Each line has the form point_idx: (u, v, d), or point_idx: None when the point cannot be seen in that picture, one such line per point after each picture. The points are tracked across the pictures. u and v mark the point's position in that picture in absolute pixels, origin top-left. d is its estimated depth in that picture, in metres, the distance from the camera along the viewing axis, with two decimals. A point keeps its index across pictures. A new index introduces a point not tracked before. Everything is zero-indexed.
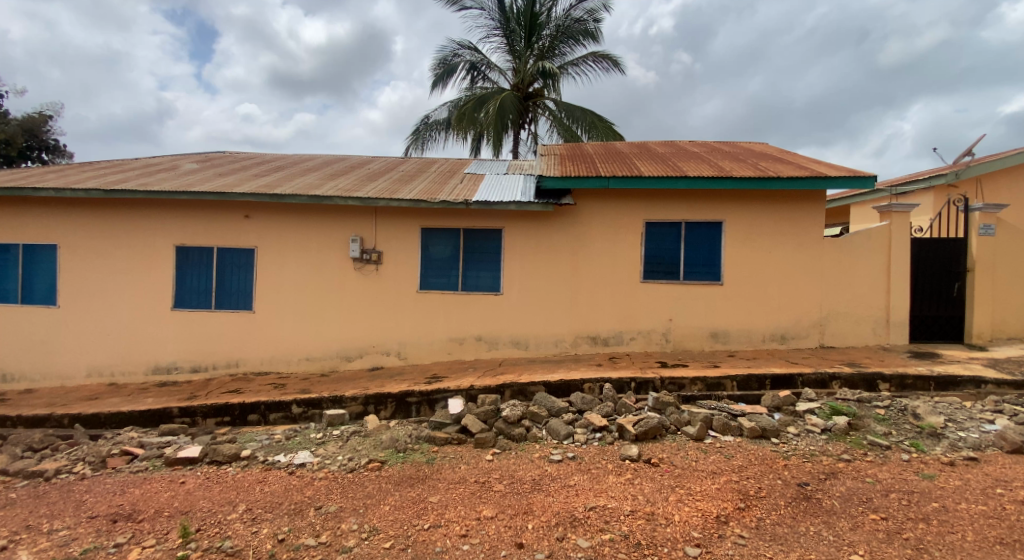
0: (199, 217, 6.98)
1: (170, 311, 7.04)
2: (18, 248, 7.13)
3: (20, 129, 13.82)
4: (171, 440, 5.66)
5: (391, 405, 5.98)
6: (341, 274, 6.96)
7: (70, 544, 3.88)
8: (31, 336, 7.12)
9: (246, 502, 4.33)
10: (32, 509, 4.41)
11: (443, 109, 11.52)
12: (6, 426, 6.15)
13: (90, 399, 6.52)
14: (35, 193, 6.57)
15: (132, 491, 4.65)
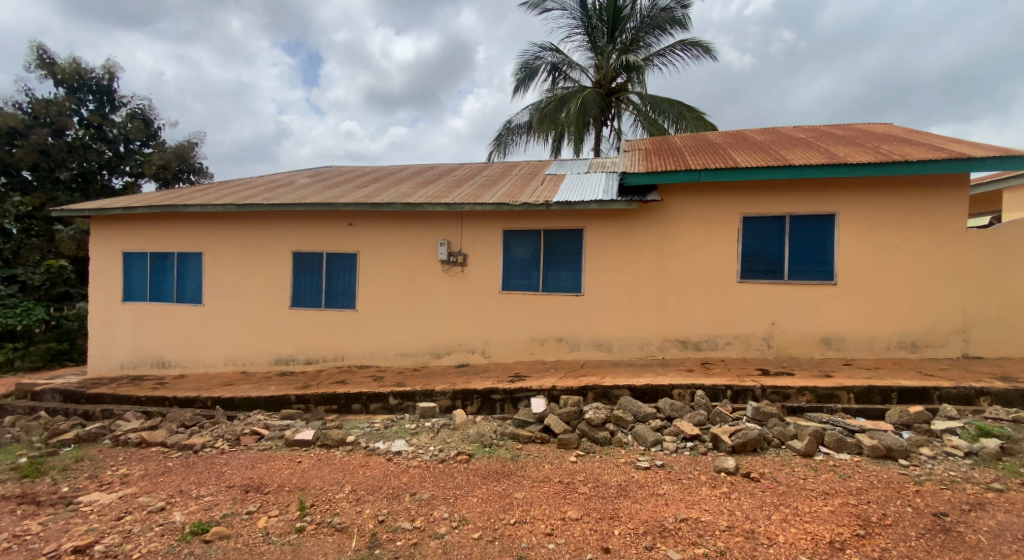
0: (311, 226, 7.74)
1: (288, 309, 7.86)
2: (174, 256, 8.38)
3: (174, 156, 16.39)
4: (288, 424, 6.29)
5: (477, 401, 6.20)
6: (430, 276, 7.30)
7: (213, 510, 4.46)
8: (183, 330, 8.34)
9: (351, 483, 4.71)
10: (185, 477, 5.16)
11: (525, 113, 11.62)
12: (164, 406, 7.24)
13: (227, 385, 7.50)
14: (186, 208, 7.70)
15: (259, 466, 5.25)
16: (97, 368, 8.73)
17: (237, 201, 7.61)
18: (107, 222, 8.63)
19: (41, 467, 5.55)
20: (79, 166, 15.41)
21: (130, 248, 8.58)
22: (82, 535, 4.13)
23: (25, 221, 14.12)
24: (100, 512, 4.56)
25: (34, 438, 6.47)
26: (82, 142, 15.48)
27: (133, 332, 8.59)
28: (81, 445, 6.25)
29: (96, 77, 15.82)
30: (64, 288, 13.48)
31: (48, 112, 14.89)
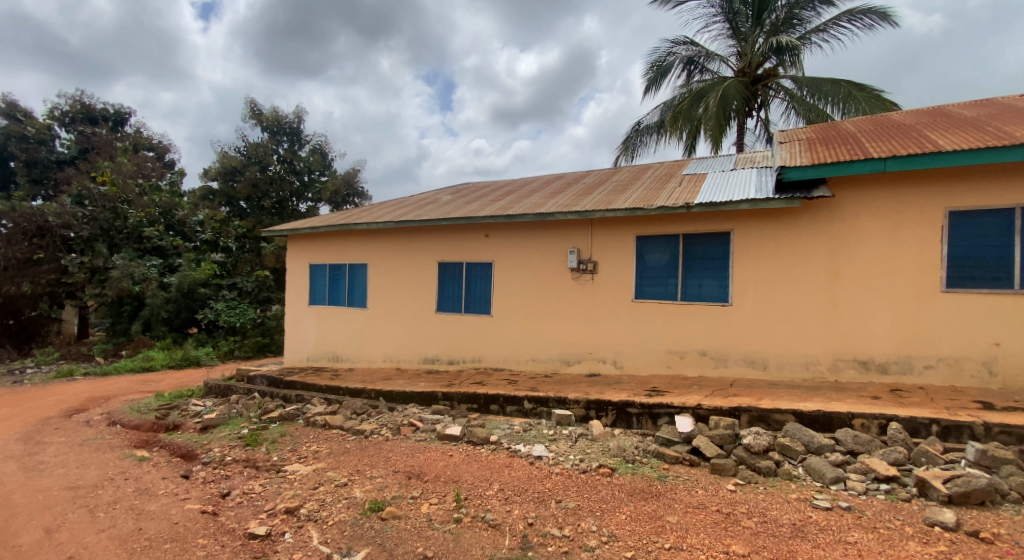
0: (453, 237, 8.02)
1: (434, 314, 8.23)
2: (346, 268, 9.21)
3: (343, 181, 19.37)
4: (439, 418, 6.61)
5: (612, 413, 5.94)
6: (561, 282, 7.12)
7: (385, 491, 4.90)
8: (347, 330, 9.19)
9: (499, 481, 4.80)
10: (360, 458, 5.75)
11: (655, 113, 11.03)
12: (339, 394, 8.00)
13: (387, 379, 8.06)
14: (355, 225, 8.60)
15: (418, 455, 5.64)
16: (289, 359, 9.94)
17: (395, 218, 8.27)
18: (295, 240, 9.88)
19: (259, 437, 6.79)
20: (277, 195, 18.64)
21: (314, 261, 9.67)
22: (290, 498, 4.94)
23: (241, 241, 17.74)
24: (301, 481, 5.36)
25: (251, 414, 7.77)
26: (279, 175, 18.62)
27: (316, 329, 9.57)
28: (282, 423, 7.35)
29: (289, 121, 18.89)
30: (266, 293, 16.92)
31: (257, 153, 18.28)
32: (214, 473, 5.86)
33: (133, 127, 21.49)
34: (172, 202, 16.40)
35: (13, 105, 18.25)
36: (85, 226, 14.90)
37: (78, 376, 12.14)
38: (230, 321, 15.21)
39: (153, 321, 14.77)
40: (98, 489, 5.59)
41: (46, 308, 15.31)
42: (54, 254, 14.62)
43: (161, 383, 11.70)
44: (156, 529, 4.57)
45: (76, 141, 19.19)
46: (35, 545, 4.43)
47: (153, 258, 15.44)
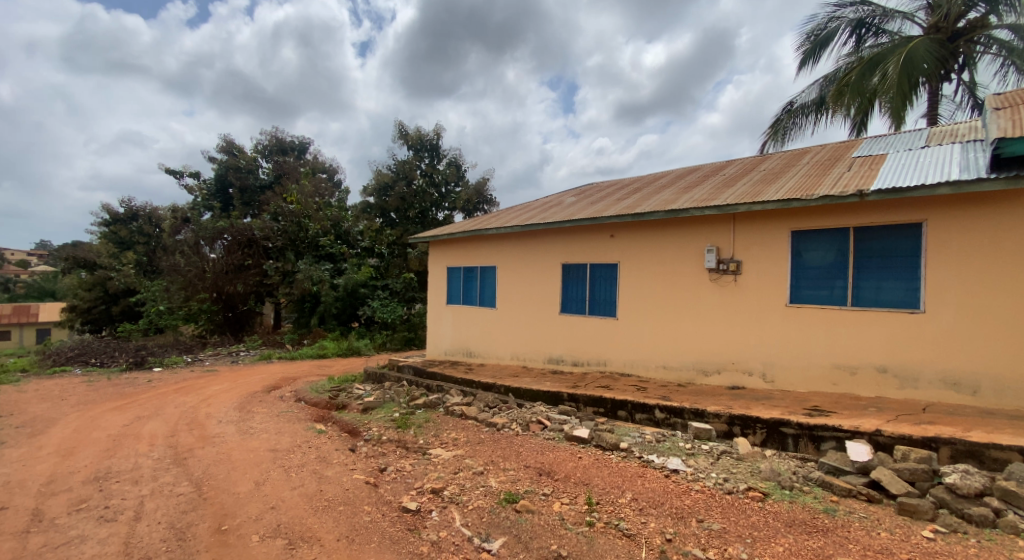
0: (578, 238, 7.74)
1: (558, 316, 8.03)
2: (478, 271, 9.42)
3: (475, 191, 20.12)
4: (566, 419, 6.42)
5: (762, 432, 5.22)
6: (697, 283, 6.48)
7: (518, 484, 4.96)
8: (477, 328, 9.39)
9: (632, 490, 4.54)
10: (493, 450, 5.86)
11: (813, 89, 9.84)
12: (472, 387, 8.18)
13: (515, 376, 8.05)
14: (484, 230, 8.76)
15: (548, 453, 5.57)
16: (430, 351, 10.42)
17: (521, 222, 8.25)
18: (434, 245, 10.37)
19: (409, 421, 7.26)
20: (420, 206, 19.66)
21: (449, 264, 10.05)
22: (434, 479, 5.26)
23: (393, 246, 19.02)
24: (443, 464, 5.65)
25: (401, 400, 8.35)
26: (421, 189, 19.57)
27: (452, 327, 9.93)
28: (426, 410, 7.76)
29: (430, 138, 19.95)
30: (411, 293, 18.15)
31: (403, 169, 19.53)
32: (374, 449, 6.40)
33: (313, 152, 24.70)
34: (340, 215, 18.67)
35: (231, 142, 21.76)
36: (279, 238, 17.81)
37: (274, 359, 14.43)
38: (384, 317, 16.74)
39: (325, 316, 17.28)
40: (291, 453, 6.47)
41: (251, 305, 18.03)
42: (258, 260, 17.53)
43: (332, 367, 13.24)
44: (332, 492, 5.19)
45: (273, 168, 22.16)
46: (246, 494, 5.26)
47: (325, 263, 17.81)
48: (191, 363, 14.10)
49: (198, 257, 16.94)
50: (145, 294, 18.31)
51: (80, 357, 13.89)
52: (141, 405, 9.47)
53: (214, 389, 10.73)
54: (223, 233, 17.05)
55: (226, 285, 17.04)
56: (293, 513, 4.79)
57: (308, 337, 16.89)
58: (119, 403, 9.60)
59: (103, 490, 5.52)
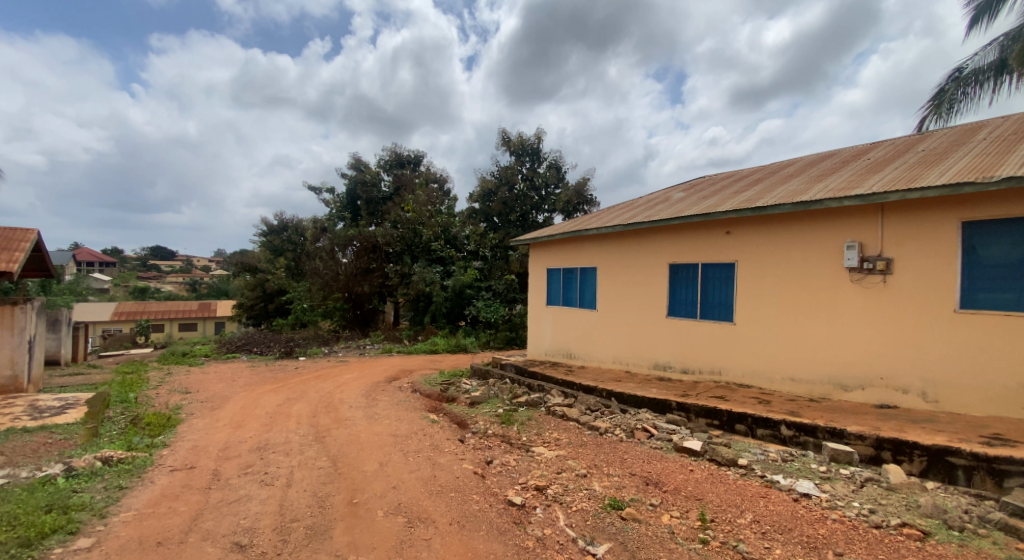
0: (688, 235, 7.16)
1: (666, 319, 7.49)
2: (579, 271, 9.13)
3: (575, 192, 19.68)
4: (675, 429, 5.92)
5: (921, 460, 4.40)
6: (833, 285, 5.68)
7: (623, 491, 4.63)
8: (578, 330, 9.09)
9: (753, 511, 4.02)
10: (596, 454, 5.54)
11: (990, 51, 8.37)
12: (573, 389, 7.91)
13: (617, 380, 7.63)
14: (585, 231, 8.47)
15: (655, 462, 5.15)
16: (531, 351, 10.31)
17: (623, 221, 7.86)
18: (535, 247, 10.28)
19: (512, 417, 7.17)
20: (521, 210, 19.71)
21: (550, 265, 9.87)
22: (538, 477, 5.09)
23: (496, 250, 19.27)
24: (546, 463, 5.47)
25: (504, 396, 8.32)
26: (522, 193, 19.75)
27: (552, 327, 9.72)
28: (528, 408, 7.65)
29: (531, 142, 19.95)
30: (513, 294, 18.25)
31: (506, 174, 19.74)
32: (481, 442, 6.40)
33: (427, 164, 25.79)
34: (449, 221, 19.19)
35: (359, 160, 23.52)
36: (397, 243, 18.95)
37: (394, 353, 15.41)
38: (488, 317, 17.21)
39: (436, 316, 18.03)
40: (410, 439, 6.72)
41: (376, 305, 19.60)
42: (381, 264, 19.02)
43: (443, 362, 13.75)
44: (445, 478, 5.25)
45: (393, 181, 23.63)
46: (373, 472, 5.56)
47: (436, 266, 18.65)
48: (329, 354, 15.54)
49: (332, 262, 18.73)
50: (294, 293, 20.87)
51: (245, 345, 16.26)
52: (290, 388, 10.61)
53: (347, 377, 11.68)
54: (353, 240, 18.60)
55: (355, 287, 18.83)
56: (410, 494, 4.93)
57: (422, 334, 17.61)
58: (274, 386, 10.84)
59: (262, 459, 6.22)
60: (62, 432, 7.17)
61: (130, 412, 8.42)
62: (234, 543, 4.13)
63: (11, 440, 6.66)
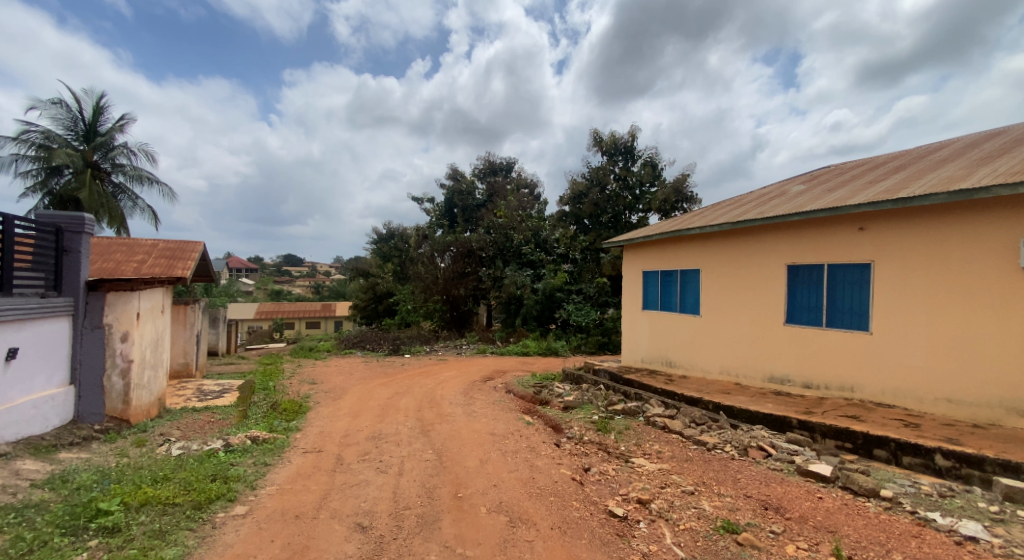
0: (810, 233, 6.41)
1: (784, 327, 6.77)
2: (679, 273, 8.58)
3: (672, 190, 18.55)
4: (797, 450, 5.27)
5: None
6: (1006, 290, 4.79)
7: (737, 513, 4.18)
8: (679, 337, 8.54)
9: (902, 552, 3.43)
10: (703, 471, 5.09)
11: None
12: (674, 400, 7.41)
13: (725, 393, 7.01)
14: (687, 231, 7.93)
15: (774, 485, 4.61)
16: (626, 358, 9.88)
17: (732, 219, 7.23)
18: (630, 249, 9.85)
19: (608, 425, 6.85)
20: (613, 211, 19.07)
21: (646, 267, 9.40)
22: (640, 489, 4.76)
23: (586, 252, 18.89)
24: (648, 476, 5.13)
25: (599, 403, 8.02)
26: (614, 193, 19.10)
27: (650, 333, 9.24)
28: (625, 417, 7.30)
29: (624, 141, 19.26)
30: (605, 297, 17.69)
31: (597, 175, 19.10)
32: (577, 448, 6.17)
33: (518, 170, 26.10)
34: (538, 225, 19.31)
35: (456, 171, 24.54)
36: (488, 247, 19.42)
37: (488, 353, 15.65)
38: (578, 320, 16.88)
39: (527, 317, 18.05)
40: (507, 439, 6.68)
41: (472, 307, 20.16)
42: (475, 268, 19.62)
43: (536, 364, 13.67)
44: (543, 481, 5.11)
45: (487, 189, 24.30)
46: (475, 468, 5.58)
47: (528, 269, 18.86)
48: (430, 352, 16.18)
49: (432, 267, 19.58)
50: (400, 296, 22.23)
51: (360, 341, 17.48)
52: (398, 383, 11.14)
53: (447, 374, 12.02)
54: (450, 246, 19.33)
55: (453, 289, 19.47)
56: (511, 493, 4.85)
57: (513, 336, 17.88)
58: (383, 381, 11.45)
59: (377, 447, 6.54)
60: (221, 413, 8.13)
61: (270, 399, 9.35)
62: (358, 524, 4.32)
63: (185, 417, 7.68)
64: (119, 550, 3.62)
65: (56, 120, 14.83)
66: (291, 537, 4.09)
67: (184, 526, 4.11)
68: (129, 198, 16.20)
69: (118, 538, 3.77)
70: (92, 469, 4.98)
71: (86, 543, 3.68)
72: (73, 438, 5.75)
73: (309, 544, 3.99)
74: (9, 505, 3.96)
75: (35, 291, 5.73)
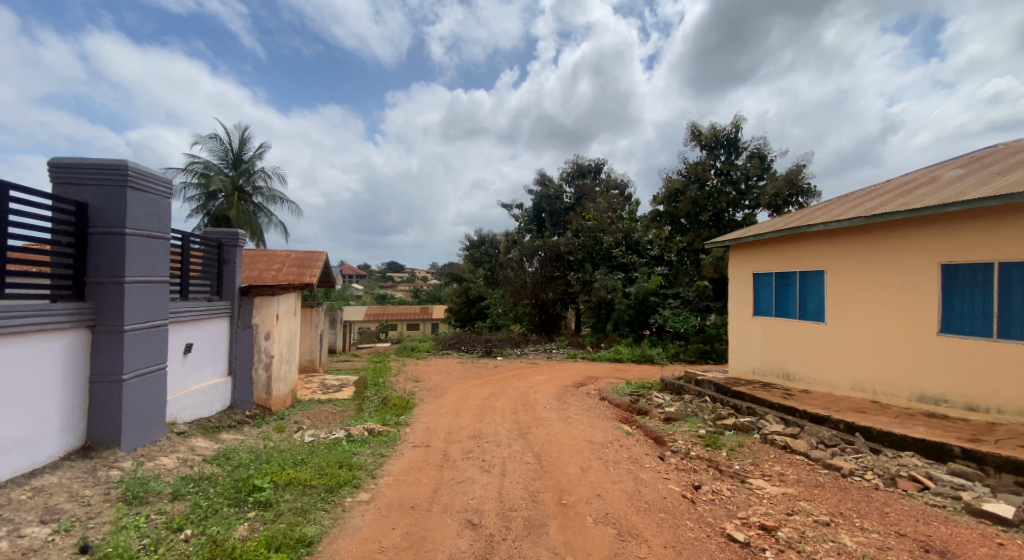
0: (974, 226, 5.59)
1: (937, 338, 5.96)
2: (798, 275, 7.86)
3: (785, 182, 16.88)
4: (963, 484, 4.58)
5: None
6: None
7: (889, 553, 3.73)
8: (800, 347, 7.82)
9: None
10: (840, 500, 4.60)
11: None
12: (794, 416, 6.80)
13: (859, 412, 6.31)
14: (809, 228, 7.26)
15: (934, 525, 4.05)
16: (734, 368, 9.26)
17: (866, 212, 6.49)
18: (739, 249, 9.22)
19: (717, 440, 6.47)
20: (714, 209, 17.49)
21: (758, 269, 8.73)
22: (763, 514, 4.42)
23: (682, 254, 18.01)
24: (770, 500, 4.75)
25: (706, 416, 7.58)
26: (716, 189, 17.45)
27: (763, 342, 8.58)
28: (737, 433, 6.83)
29: (726, 132, 17.99)
30: (706, 302, 16.70)
31: (696, 172, 17.51)
32: (684, 463, 5.88)
33: (609, 171, 25.58)
34: (630, 226, 19.10)
35: (544, 175, 24.54)
36: (577, 251, 19.26)
37: (579, 358, 15.46)
38: (675, 326, 16.12)
39: (619, 323, 17.58)
40: (606, 448, 6.54)
41: (559, 311, 20.17)
42: (563, 272, 19.54)
43: (631, 372, 13.27)
44: (651, 496, 4.93)
45: (575, 192, 24.01)
46: (577, 475, 5.53)
47: (618, 273, 18.36)
48: (522, 355, 16.35)
49: (519, 272, 19.84)
50: (493, 299, 22.88)
51: (456, 341, 18.11)
52: (494, 384, 11.40)
53: (540, 378, 12.06)
54: (538, 250, 19.55)
55: (541, 293, 19.50)
56: (617, 506, 4.75)
57: (604, 341, 17.57)
58: (479, 381, 11.78)
59: (480, 446, 6.74)
60: (341, 405, 8.87)
61: (381, 394, 10.01)
62: (467, 521, 4.47)
63: (312, 407, 8.49)
64: (273, 523, 4.07)
65: (212, 152, 17.13)
66: (409, 526, 4.34)
67: (322, 507, 4.54)
68: (266, 215, 18.21)
69: (270, 512, 4.24)
70: (248, 449, 5.67)
71: (245, 514, 4.16)
72: (231, 421, 6.62)
73: (427, 535, 4.20)
74: (190, 475, 4.59)
75: (204, 295, 6.65)
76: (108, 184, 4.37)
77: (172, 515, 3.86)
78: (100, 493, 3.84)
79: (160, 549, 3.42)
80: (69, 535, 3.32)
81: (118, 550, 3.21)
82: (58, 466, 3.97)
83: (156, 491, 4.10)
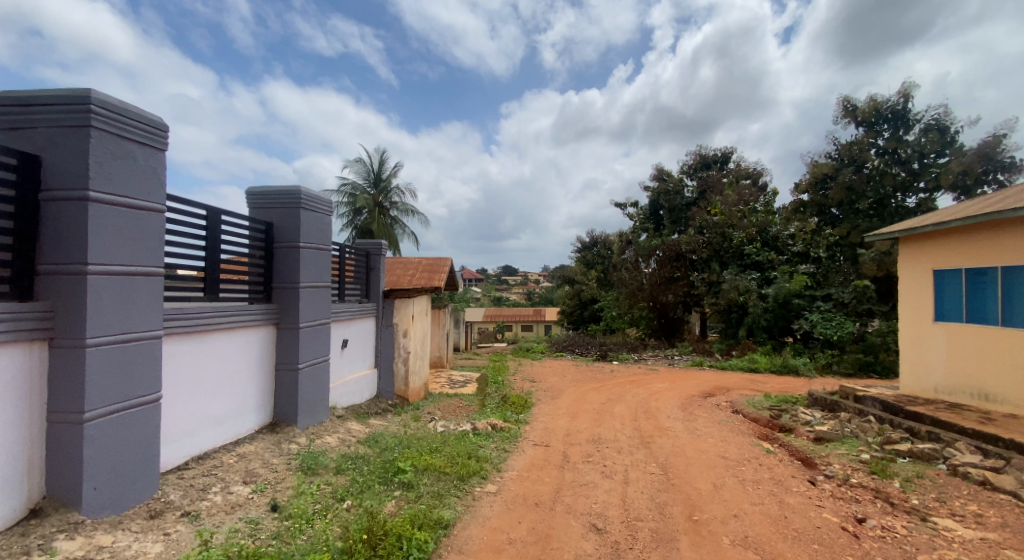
0: None
1: None
2: (1000, 270, 6.80)
3: (976, 156, 14.56)
4: None
5: None
6: None
7: None
8: (1003, 360, 6.76)
9: None
10: None
11: None
12: (997, 447, 5.90)
13: None
14: (1015, 212, 6.20)
15: None
16: (909, 384, 8.27)
17: None
18: (913, 241, 8.19)
19: (887, 469, 5.83)
20: (876, 194, 15.99)
21: (941, 265, 7.70)
22: None
23: (833, 248, 16.58)
24: (963, 545, 4.21)
25: (870, 439, 6.84)
26: (879, 170, 15.97)
27: (949, 354, 7.55)
28: (915, 461, 6.08)
29: (891, 104, 15.98)
30: (868, 304, 14.84)
31: (850, 153, 16.29)
32: (841, 491, 5.42)
33: (738, 159, 23.84)
34: (767, 219, 17.51)
35: (661, 171, 23.65)
36: (703, 250, 18.29)
37: (706, 367, 14.75)
38: (826, 331, 14.61)
39: (754, 328, 16.39)
40: (743, 466, 6.23)
41: (681, 314, 19.39)
42: (685, 272, 18.70)
43: (767, 384, 12.30)
44: (801, 525, 4.62)
45: (698, 185, 22.90)
46: (709, 492, 5.38)
47: (752, 272, 17.14)
48: (639, 360, 15.97)
49: (637, 273, 19.52)
50: (607, 303, 22.67)
51: (570, 345, 18.22)
52: (610, 389, 11.36)
53: (660, 386, 11.75)
54: (655, 249, 18.98)
55: (660, 296, 18.99)
56: (759, 529, 4.54)
57: (736, 349, 16.13)
58: (595, 385, 11.82)
59: (600, 451, 6.81)
60: (467, 400, 9.48)
61: (501, 391, 10.52)
62: (591, 524, 4.61)
63: (442, 399, 9.24)
64: (414, 503, 4.55)
65: (357, 174, 19.19)
66: (534, 522, 4.59)
67: (454, 493, 4.98)
68: (401, 227, 19.95)
69: (412, 493, 4.75)
70: (390, 434, 6.37)
71: (392, 492, 4.71)
72: (378, 408, 7.46)
73: (551, 534, 4.40)
74: (346, 452, 5.32)
75: (356, 298, 7.59)
76: (287, 206, 5.23)
77: (335, 486, 4.52)
78: (284, 462, 4.64)
79: (329, 513, 4.04)
80: (263, 495, 4.06)
81: (300, 512, 3.85)
82: (254, 437, 4.86)
83: (323, 464, 4.83)
